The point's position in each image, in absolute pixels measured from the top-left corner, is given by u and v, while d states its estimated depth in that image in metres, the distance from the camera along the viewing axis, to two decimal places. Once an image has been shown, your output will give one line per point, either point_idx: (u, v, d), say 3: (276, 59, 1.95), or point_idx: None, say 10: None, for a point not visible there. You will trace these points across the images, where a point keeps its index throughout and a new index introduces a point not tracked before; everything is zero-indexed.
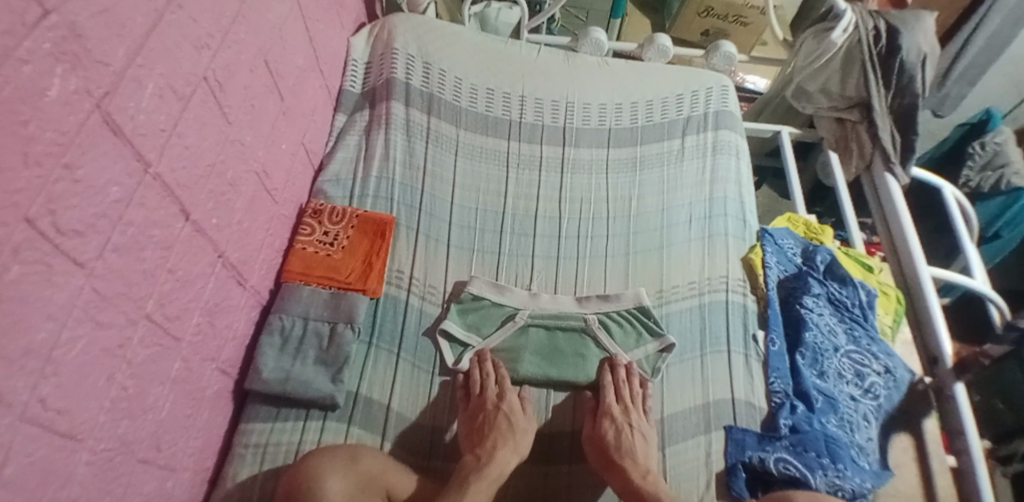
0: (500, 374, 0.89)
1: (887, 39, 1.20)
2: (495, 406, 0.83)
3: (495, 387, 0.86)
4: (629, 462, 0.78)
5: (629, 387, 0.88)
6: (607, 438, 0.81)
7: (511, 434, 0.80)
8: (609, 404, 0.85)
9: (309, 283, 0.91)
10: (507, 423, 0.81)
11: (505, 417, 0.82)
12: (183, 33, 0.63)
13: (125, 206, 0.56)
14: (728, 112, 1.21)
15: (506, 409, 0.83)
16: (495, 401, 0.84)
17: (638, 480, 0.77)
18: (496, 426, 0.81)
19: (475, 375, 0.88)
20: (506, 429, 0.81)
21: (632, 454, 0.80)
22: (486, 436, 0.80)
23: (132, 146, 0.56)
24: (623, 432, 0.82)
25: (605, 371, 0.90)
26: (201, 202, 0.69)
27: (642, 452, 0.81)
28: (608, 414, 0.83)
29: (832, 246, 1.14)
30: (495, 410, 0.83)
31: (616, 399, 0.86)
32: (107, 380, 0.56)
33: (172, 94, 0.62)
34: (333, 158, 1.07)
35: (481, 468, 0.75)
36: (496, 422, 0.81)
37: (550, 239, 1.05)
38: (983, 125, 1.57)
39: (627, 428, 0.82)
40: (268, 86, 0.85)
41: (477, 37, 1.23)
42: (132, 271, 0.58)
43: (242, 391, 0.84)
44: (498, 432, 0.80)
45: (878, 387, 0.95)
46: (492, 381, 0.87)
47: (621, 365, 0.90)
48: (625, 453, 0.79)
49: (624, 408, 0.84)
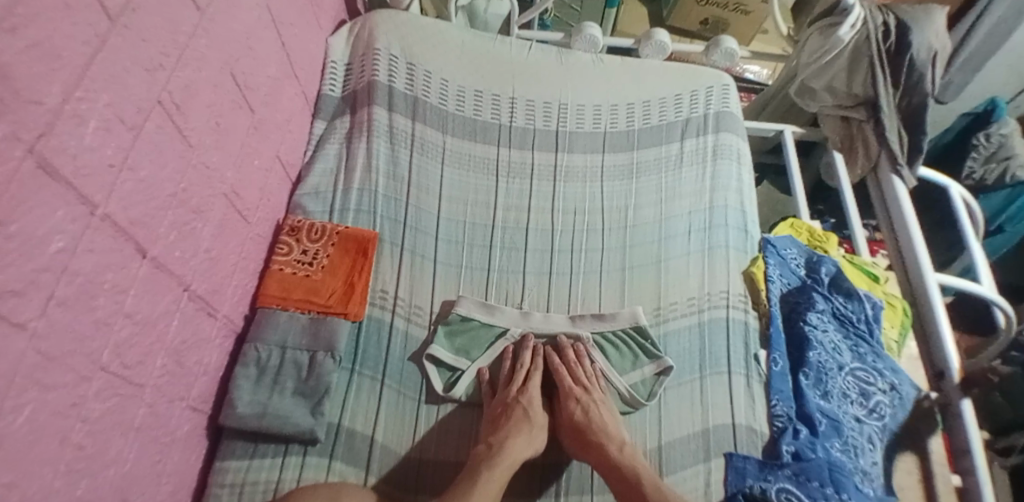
0: (535, 363, 0.89)
1: (896, 35, 1.13)
2: (515, 399, 0.83)
3: (522, 375, 0.87)
4: (604, 437, 0.79)
5: (582, 368, 0.89)
6: (576, 417, 0.83)
7: (528, 425, 0.80)
8: (569, 386, 0.86)
9: (287, 308, 0.86)
10: (524, 414, 0.81)
11: (523, 410, 0.81)
12: (132, 55, 0.57)
13: (70, 255, 0.50)
14: (729, 112, 1.15)
15: (526, 402, 0.83)
16: (515, 394, 0.84)
17: (616, 453, 0.77)
18: (513, 415, 0.81)
19: (506, 367, 0.88)
20: (522, 419, 0.80)
21: (604, 429, 0.80)
22: (500, 426, 0.79)
23: (75, 189, 0.50)
24: (591, 409, 0.83)
25: (550, 354, 0.90)
26: (160, 237, 0.64)
27: (613, 425, 0.81)
28: (572, 396, 0.85)
29: (836, 254, 1.10)
30: (514, 403, 0.82)
31: (575, 381, 0.87)
32: (60, 443, 0.52)
33: (121, 124, 0.56)
34: (312, 169, 1.01)
35: (495, 455, 0.74)
36: (512, 411, 0.81)
37: (542, 253, 1.00)
38: (988, 116, 1.48)
39: (593, 406, 0.83)
40: (237, 99, 0.79)
41: (465, 35, 1.16)
42: (82, 324, 0.53)
43: (217, 426, 0.80)
44: (514, 422, 0.80)
45: (883, 407, 0.92)
46: (520, 380, 0.86)
47: (567, 347, 0.91)
48: (597, 427, 0.80)
49: (585, 387, 0.86)
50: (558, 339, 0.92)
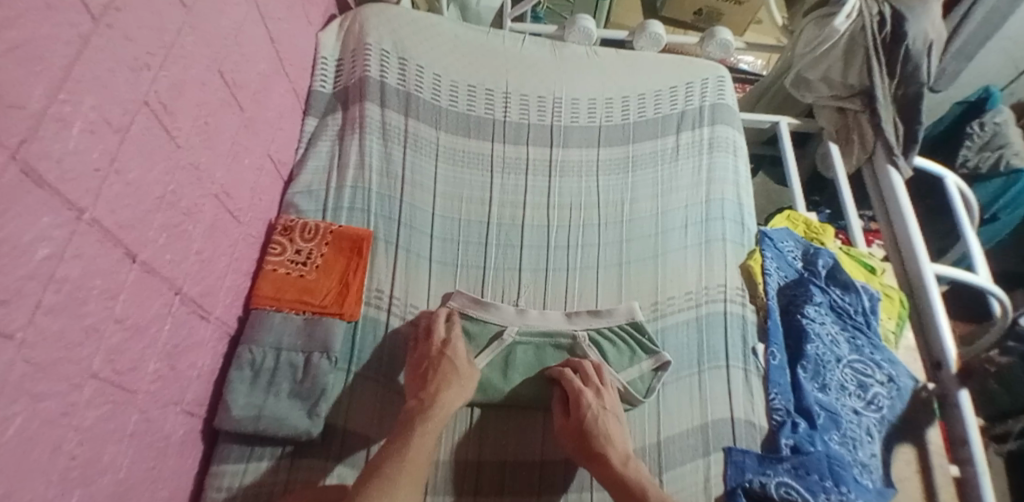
0: (451, 317, 0.87)
1: (892, 25, 1.12)
2: (440, 353, 0.81)
3: (442, 331, 0.84)
4: (606, 446, 0.76)
5: (580, 371, 0.84)
6: (585, 421, 0.78)
7: (456, 376, 0.79)
8: (581, 389, 0.81)
9: (281, 309, 0.85)
10: (452, 366, 0.80)
11: (449, 361, 0.80)
12: (116, 56, 0.55)
13: (57, 261, 0.49)
14: (724, 104, 1.14)
15: (451, 354, 0.81)
16: (440, 347, 0.82)
17: (619, 466, 0.74)
18: (439, 369, 0.79)
19: (423, 321, 0.87)
20: (450, 372, 0.79)
21: (608, 436, 0.77)
22: (430, 380, 0.78)
23: (60, 194, 0.49)
24: (600, 416, 0.78)
25: (590, 373, 0.83)
26: (150, 241, 0.63)
27: (619, 435, 0.78)
28: (583, 399, 0.79)
29: (834, 246, 1.10)
30: (439, 357, 0.81)
31: (585, 384, 0.82)
32: (53, 453, 0.51)
33: (106, 126, 0.54)
34: (304, 167, 1.00)
35: (427, 410, 0.74)
36: (439, 365, 0.80)
37: (538, 249, 0.99)
38: (982, 104, 1.48)
39: (603, 414, 0.79)
40: (224, 98, 0.78)
41: (457, 29, 1.15)
42: (71, 331, 0.52)
43: (212, 430, 0.79)
44: (442, 375, 0.78)
45: (881, 398, 0.92)
46: (440, 328, 0.85)
47: (591, 366, 0.85)
48: (601, 439, 0.76)
49: (596, 391, 0.81)
50: (575, 360, 0.86)
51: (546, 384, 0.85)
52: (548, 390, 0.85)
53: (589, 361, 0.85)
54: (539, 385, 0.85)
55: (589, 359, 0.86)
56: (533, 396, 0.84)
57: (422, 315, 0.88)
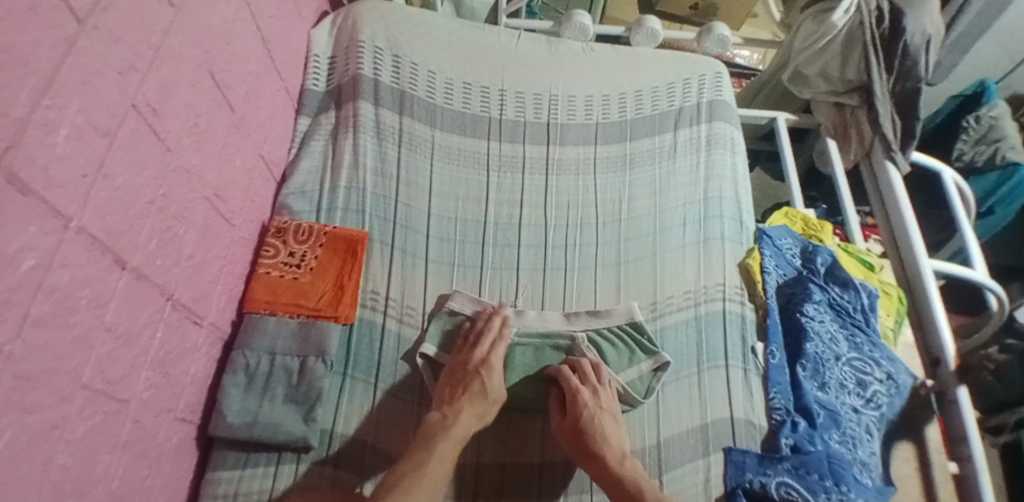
0: (500, 332, 0.85)
1: (890, 20, 1.12)
2: (477, 370, 0.80)
3: (485, 348, 0.83)
4: (605, 447, 0.75)
5: (579, 371, 0.83)
6: (582, 421, 0.77)
7: (483, 400, 0.77)
8: (577, 389, 0.79)
9: (275, 312, 0.83)
10: (480, 388, 0.78)
11: (481, 382, 0.78)
12: (102, 58, 0.54)
13: (45, 271, 0.48)
14: (722, 100, 1.13)
15: (486, 375, 0.79)
16: (478, 364, 0.81)
17: (615, 465, 0.73)
18: (469, 388, 0.78)
19: (474, 329, 0.85)
20: (478, 394, 0.77)
21: (606, 438, 0.76)
22: (458, 395, 0.77)
23: (47, 201, 0.47)
24: (597, 415, 0.77)
25: (586, 371, 0.83)
26: (139, 247, 0.61)
27: (615, 434, 0.77)
28: (580, 396, 0.79)
29: (831, 243, 1.09)
30: (474, 374, 0.79)
31: (581, 382, 0.81)
32: (43, 466, 0.50)
33: (93, 130, 0.53)
34: (297, 167, 0.98)
35: (447, 429, 0.73)
36: (470, 384, 0.78)
37: (536, 249, 0.98)
38: (977, 97, 1.47)
39: (598, 413, 0.78)
40: (215, 99, 0.76)
41: (451, 25, 1.14)
42: (61, 341, 0.51)
43: (207, 436, 0.78)
44: (470, 395, 0.77)
45: (880, 396, 0.91)
46: (484, 345, 0.83)
47: (586, 362, 0.84)
48: (599, 440, 0.75)
49: (592, 391, 0.80)
50: (574, 359, 0.84)
51: (543, 387, 0.84)
52: (547, 389, 0.84)
53: (586, 359, 0.84)
54: (541, 388, 0.84)
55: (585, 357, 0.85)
56: (532, 398, 0.84)
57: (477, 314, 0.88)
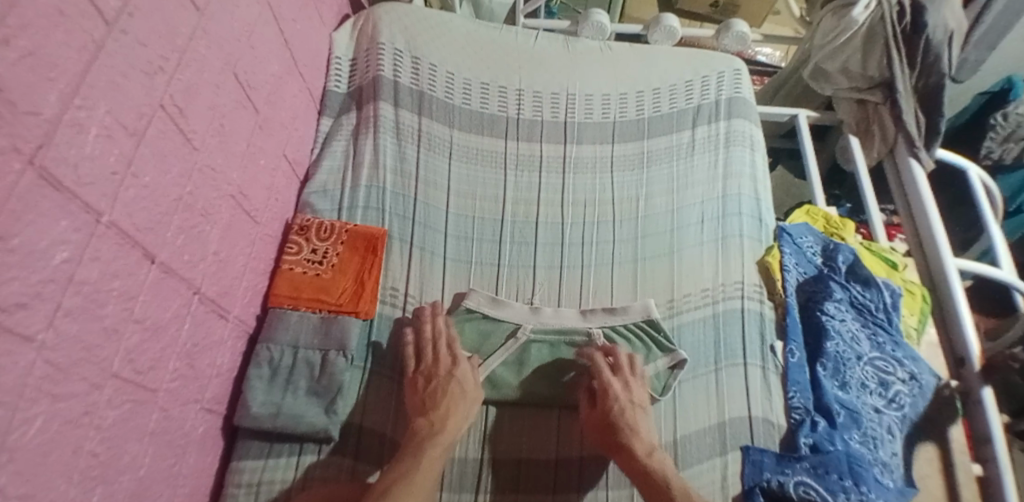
0: (450, 333, 0.85)
1: (912, 15, 1.11)
2: (448, 373, 0.80)
3: (446, 349, 0.83)
4: (632, 439, 0.76)
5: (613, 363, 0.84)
6: (611, 414, 0.78)
7: (463, 396, 0.78)
8: (608, 382, 0.81)
9: (298, 308, 0.86)
10: (459, 389, 0.79)
11: (455, 382, 0.79)
12: (130, 60, 0.56)
13: (76, 264, 0.50)
14: (741, 98, 1.12)
15: (459, 374, 0.80)
16: (448, 366, 0.81)
17: (643, 457, 0.74)
18: (447, 389, 0.78)
19: (427, 332, 0.84)
20: (458, 394, 0.78)
21: (634, 427, 0.77)
22: (439, 401, 0.77)
23: (78, 198, 0.50)
24: (627, 410, 0.78)
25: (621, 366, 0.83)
26: (166, 243, 0.64)
27: (645, 427, 0.78)
28: (610, 394, 0.80)
29: (854, 241, 1.08)
30: (447, 377, 0.80)
31: (612, 374, 0.83)
32: (74, 452, 0.52)
33: (122, 130, 0.56)
34: (320, 167, 1.01)
35: (435, 435, 0.73)
36: (447, 387, 0.78)
37: (552, 247, 0.98)
38: (1005, 95, 1.42)
39: (629, 407, 0.79)
40: (239, 100, 0.79)
41: (469, 26, 1.15)
42: (91, 332, 0.53)
43: (233, 427, 0.81)
44: (450, 396, 0.78)
45: (903, 396, 0.90)
46: (445, 346, 0.83)
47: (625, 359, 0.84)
48: (630, 432, 0.76)
49: (624, 383, 0.81)
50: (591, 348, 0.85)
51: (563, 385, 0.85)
52: (560, 382, 0.85)
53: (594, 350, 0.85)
54: (557, 384, 0.85)
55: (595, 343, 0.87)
56: (547, 396, 0.84)
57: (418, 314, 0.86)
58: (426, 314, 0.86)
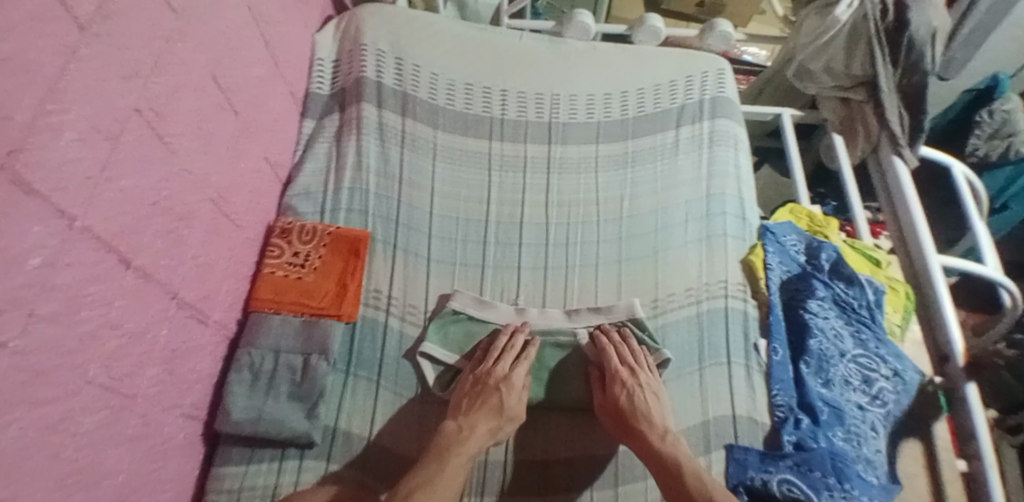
0: (526, 351, 0.84)
1: (895, 13, 1.10)
2: (496, 385, 0.80)
3: (508, 363, 0.83)
4: (645, 424, 0.76)
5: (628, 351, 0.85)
6: (620, 402, 0.79)
7: (500, 416, 0.77)
8: (616, 369, 0.82)
9: (280, 311, 0.85)
10: (500, 403, 0.78)
11: (500, 396, 0.79)
12: (105, 64, 0.56)
13: (51, 270, 0.50)
14: (725, 97, 1.12)
15: (505, 392, 0.79)
16: (498, 381, 0.80)
17: (658, 443, 0.75)
18: (487, 401, 0.78)
19: (500, 342, 0.85)
20: (494, 408, 0.78)
21: (648, 417, 0.77)
22: (474, 406, 0.78)
23: (52, 203, 0.49)
24: (635, 394, 0.79)
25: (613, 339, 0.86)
26: (144, 248, 0.63)
27: (659, 412, 0.79)
28: (618, 379, 0.81)
29: (837, 239, 1.08)
30: (494, 388, 0.80)
31: (620, 361, 0.83)
32: (51, 459, 0.51)
33: (97, 134, 0.55)
34: (302, 169, 1.00)
35: (460, 443, 0.73)
36: (489, 398, 0.79)
37: (537, 247, 0.98)
38: (990, 93, 1.43)
39: (638, 392, 0.79)
40: (219, 103, 0.78)
41: (454, 26, 1.15)
42: (67, 338, 0.52)
43: (214, 433, 0.80)
44: (486, 409, 0.78)
45: (886, 393, 0.90)
46: (509, 358, 0.83)
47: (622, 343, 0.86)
48: (641, 415, 0.77)
49: (631, 370, 0.82)
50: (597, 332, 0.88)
51: (552, 385, 0.85)
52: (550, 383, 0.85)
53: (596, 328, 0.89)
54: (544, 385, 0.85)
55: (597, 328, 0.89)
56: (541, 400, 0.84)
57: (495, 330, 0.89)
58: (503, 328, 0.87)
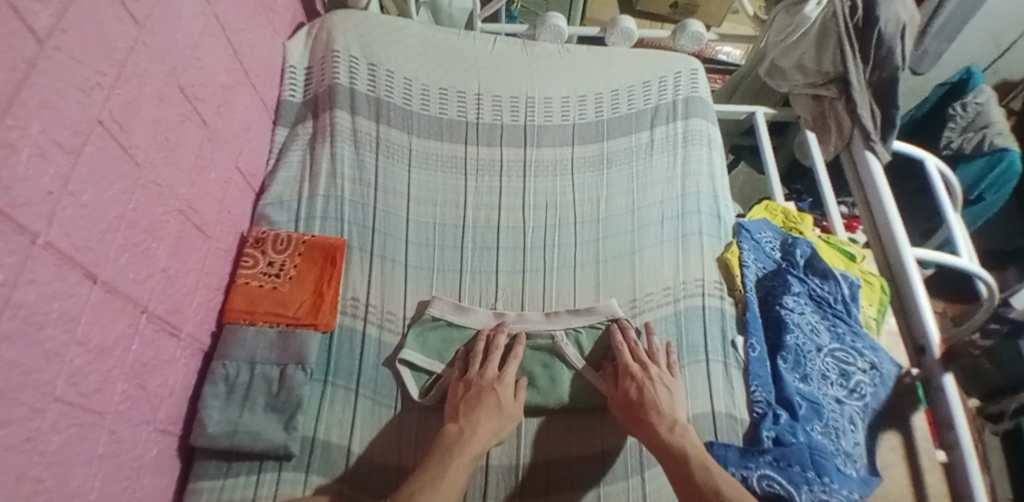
0: (512, 352, 0.85)
1: (864, 10, 1.12)
2: (492, 384, 0.80)
3: (496, 366, 0.83)
4: (654, 415, 0.76)
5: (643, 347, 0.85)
6: (631, 394, 0.79)
7: (498, 413, 0.77)
8: (628, 362, 0.82)
9: (254, 322, 0.84)
10: (496, 402, 0.78)
11: (495, 395, 0.79)
12: (65, 77, 0.55)
13: (11, 287, 0.49)
14: (698, 97, 1.13)
15: (501, 391, 0.79)
16: (492, 380, 0.80)
17: (666, 433, 0.74)
18: (484, 400, 0.78)
19: (480, 348, 0.85)
20: (494, 408, 0.77)
21: (657, 407, 0.76)
22: (473, 408, 0.77)
23: (13, 220, 0.48)
24: (646, 387, 0.79)
25: (615, 332, 0.87)
26: (109, 261, 0.62)
27: (669, 404, 0.77)
28: (628, 373, 0.81)
29: (812, 235, 1.10)
30: (489, 388, 0.79)
31: (631, 357, 0.83)
32: (17, 479, 0.50)
33: (57, 148, 0.54)
34: (275, 178, 1.00)
35: (465, 441, 0.73)
36: (485, 397, 0.78)
37: (515, 251, 0.98)
38: (963, 85, 1.45)
39: (649, 384, 0.79)
40: (185, 113, 0.77)
41: (426, 31, 1.14)
42: (31, 356, 0.51)
43: (190, 448, 0.79)
44: (486, 407, 0.77)
45: (864, 387, 0.91)
46: (496, 361, 0.83)
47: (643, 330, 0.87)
48: (649, 406, 0.76)
49: (643, 366, 0.82)
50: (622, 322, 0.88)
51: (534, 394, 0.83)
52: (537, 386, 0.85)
53: (614, 322, 0.88)
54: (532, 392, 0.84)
55: (615, 320, 0.89)
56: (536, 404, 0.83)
57: (490, 327, 0.89)
58: (485, 334, 0.87)
